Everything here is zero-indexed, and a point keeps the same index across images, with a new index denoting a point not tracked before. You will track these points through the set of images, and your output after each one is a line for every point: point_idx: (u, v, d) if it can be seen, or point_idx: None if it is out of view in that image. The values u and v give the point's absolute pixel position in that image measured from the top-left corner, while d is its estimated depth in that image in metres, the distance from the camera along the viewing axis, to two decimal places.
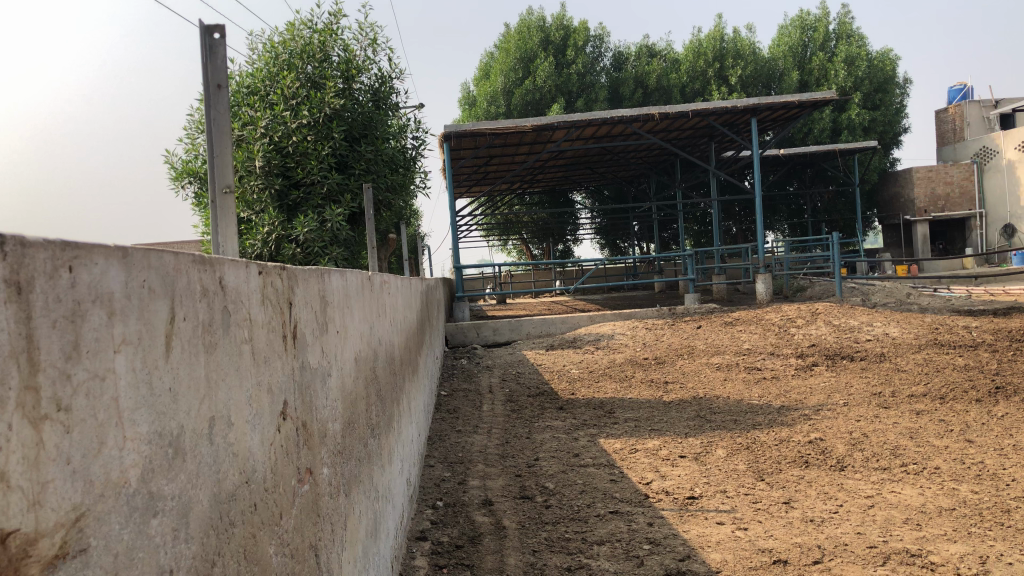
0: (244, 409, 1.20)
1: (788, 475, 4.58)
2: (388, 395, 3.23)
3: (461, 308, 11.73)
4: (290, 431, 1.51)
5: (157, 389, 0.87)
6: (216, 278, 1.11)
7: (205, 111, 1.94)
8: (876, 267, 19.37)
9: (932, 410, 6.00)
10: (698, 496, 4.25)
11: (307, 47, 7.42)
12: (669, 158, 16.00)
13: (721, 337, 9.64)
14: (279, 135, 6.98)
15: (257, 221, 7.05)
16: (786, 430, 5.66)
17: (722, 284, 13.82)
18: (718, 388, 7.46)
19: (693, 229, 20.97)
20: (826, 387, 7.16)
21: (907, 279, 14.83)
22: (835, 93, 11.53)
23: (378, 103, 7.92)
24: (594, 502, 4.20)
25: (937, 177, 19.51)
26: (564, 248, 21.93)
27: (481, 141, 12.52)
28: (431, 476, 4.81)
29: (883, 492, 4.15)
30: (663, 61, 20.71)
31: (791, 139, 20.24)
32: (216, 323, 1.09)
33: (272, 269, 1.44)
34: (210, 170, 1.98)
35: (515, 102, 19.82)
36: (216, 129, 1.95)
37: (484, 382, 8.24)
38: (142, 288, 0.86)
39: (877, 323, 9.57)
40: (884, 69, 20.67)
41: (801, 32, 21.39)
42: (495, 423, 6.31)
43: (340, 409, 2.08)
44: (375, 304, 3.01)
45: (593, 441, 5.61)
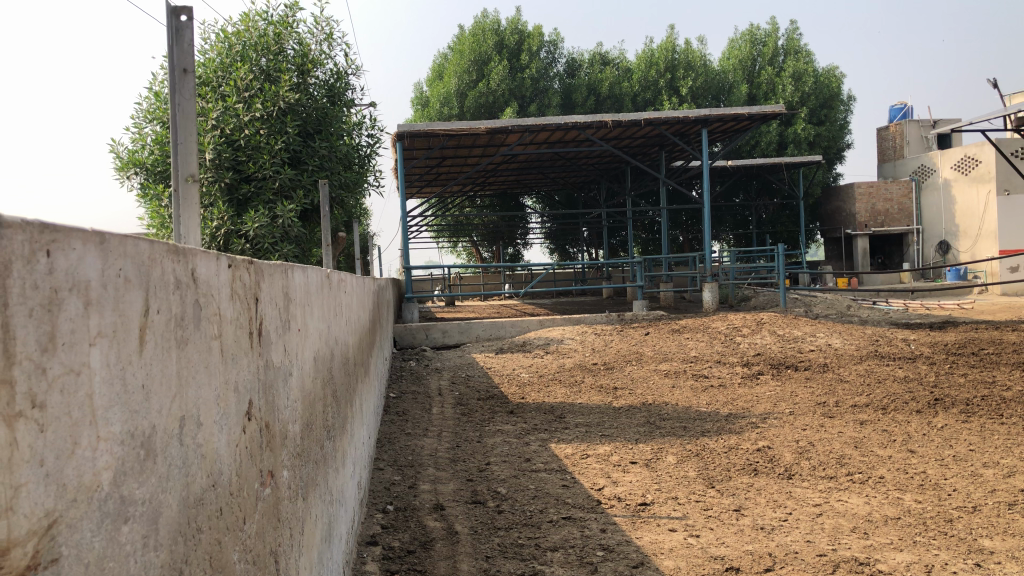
0: (212, 408, 1.13)
1: (738, 482, 4.62)
2: (342, 395, 3.16)
3: (410, 310, 11.62)
4: (254, 432, 1.45)
5: (130, 387, 0.81)
6: (189, 269, 1.04)
7: (169, 96, 1.88)
8: (817, 279, 19.82)
9: (874, 420, 6.13)
10: (650, 503, 4.26)
11: (262, 39, 7.27)
12: (620, 165, 16.14)
13: (670, 345, 9.74)
14: (231, 128, 6.84)
15: (206, 215, 6.92)
16: (734, 438, 5.73)
17: (669, 292, 13.97)
18: (666, 394, 7.52)
19: (641, 237, 21.20)
20: (772, 396, 7.27)
21: (847, 292, 15.20)
22: (783, 107, 11.75)
23: (333, 99, 7.80)
24: (547, 508, 4.18)
25: (878, 193, 20.07)
26: (513, 252, 21.97)
27: (435, 142, 12.45)
28: (381, 480, 4.73)
29: (830, 500, 4.22)
30: (615, 69, 20.93)
31: (739, 151, 20.60)
32: (189, 317, 1.03)
33: (243, 263, 1.39)
34: (173, 158, 1.90)
35: (468, 104, 19.80)
36: (179, 116, 1.89)
37: (433, 385, 8.17)
38: (119, 277, 0.80)
39: (820, 333, 9.77)
40: (830, 86, 21.18)
41: (750, 46, 21.83)
42: (446, 426, 6.26)
43: (299, 410, 2.02)
44: (332, 302, 2.94)
45: (544, 446, 5.60)
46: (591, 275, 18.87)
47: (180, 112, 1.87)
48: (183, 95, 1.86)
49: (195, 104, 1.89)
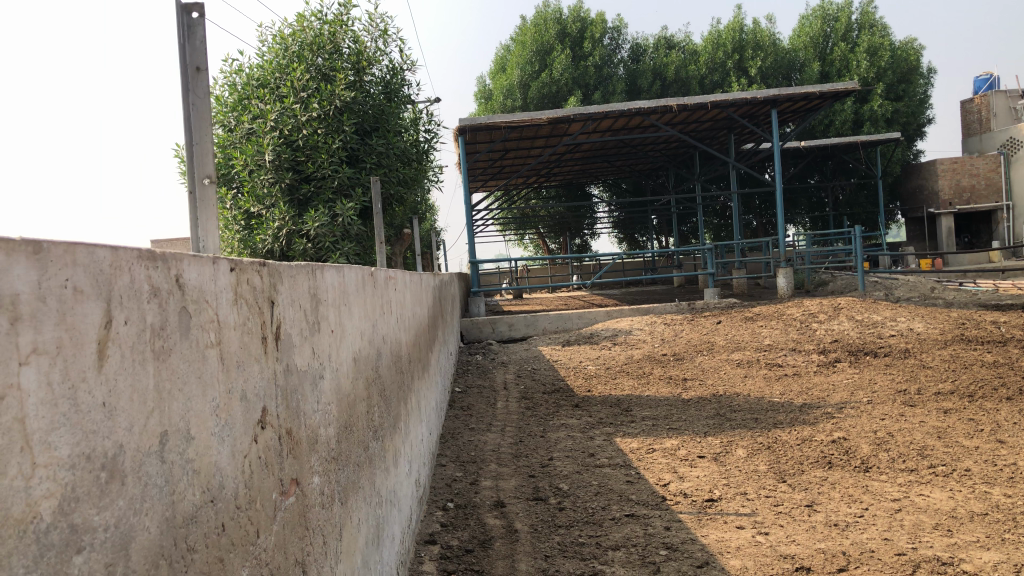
0: (208, 419, 1.08)
1: (811, 476, 4.43)
2: (393, 394, 3.12)
3: (477, 304, 11.62)
4: (271, 440, 1.39)
5: (84, 406, 0.75)
6: (171, 275, 0.99)
7: (185, 98, 1.86)
8: (899, 261, 19.03)
9: (960, 408, 5.80)
10: (717, 499, 4.11)
11: (317, 38, 7.32)
12: (688, 150, 15.79)
13: (742, 333, 9.47)
14: (289, 129, 6.94)
15: (268, 216, 7.00)
16: (808, 429, 5.50)
17: (741, 279, 13.60)
18: (738, 385, 7.31)
19: (712, 223, 20.77)
20: (850, 385, 6.97)
21: (930, 273, 14.55)
22: (857, 83, 11.28)
23: (390, 96, 7.80)
24: (610, 505, 4.07)
25: (963, 169, 19.18)
26: (581, 243, 21.81)
27: (497, 135, 12.39)
28: (443, 477, 4.70)
29: (910, 495, 3.99)
30: (682, 53, 20.53)
31: (813, 130, 19.92)
32: (173, 324, 0.98)
33: (250, 263, 1.34)
34: (189, 161, 1.89)
35: (532, 95, 19.68)
36: (195, 116, 1.88)
37: (499, 379, 8.11)
38: (64, 288, 0.74)
39: (901, 317, 9.35)
40: (908, 59, 20.31)
41: (822, 23, 21.10)
42: (509, 421, 6.20)
43: (334, 413, 1.96)
44: (378, 300, 2.89)
45: (609, 440, 5.48)
46: (660, 263, 18.58)
47: (195, 112, 1.86)
48: (197, 94, 1.86)
49: (210, 103, 1.88)
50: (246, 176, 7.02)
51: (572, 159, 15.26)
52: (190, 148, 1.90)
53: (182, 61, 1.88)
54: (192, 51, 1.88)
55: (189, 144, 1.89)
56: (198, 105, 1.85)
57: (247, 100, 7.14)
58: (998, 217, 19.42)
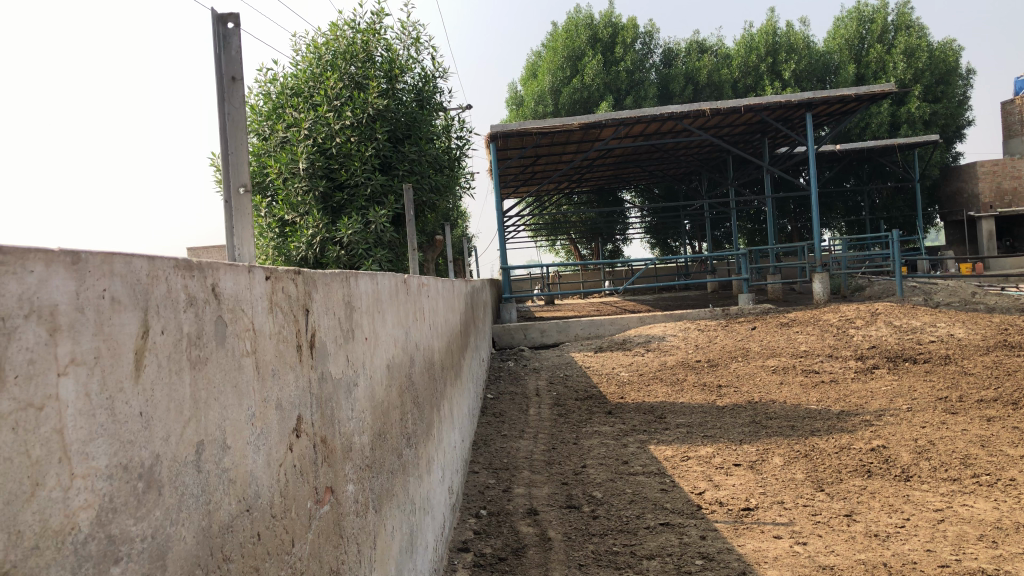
0: (244, 429, 1.08)
1: (849, 485, 4.35)
2: (427, 401, 3.12)
3: (509, 310, 11.62)
4: (306, 448, 1.39)
5: (121, 417, 0.75)
6: (207, 284, 0.99)
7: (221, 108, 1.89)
8: (938, 266, 18.69)
9: (1003, 416, 5.67)
10: (753, 508, 4.05)
11: (350, 47, 7.37)
12: (721, 155, 15.66)
13: (777, 339, 9.35)
14: (322, 137, 7.01)
15: (302, 223, 7.07)
16: (847, 437, 5.41)
17: (776, 284, 13.45)
18: (774, 392, 7.22)
19: (746, 228, 20.58)
20: (888, 391, 6.85)
21: (971, 278, 14.26)
22: (894, 85, 11.10)
23: (422, 103, 7.84)
24: (644, 513, 4.03)
25: (1003, 172, 18.80)
26: (613, 248, 21.74)
27: (529, 141, 12.39)
28: (475, 484, 4.69)
29: (953, 505, 3.90)
30: (714, 57, 20.41)
31: (848, 133, 19.67)
32: (210, 333, 0.98)
33: (285, 271, 1.34)
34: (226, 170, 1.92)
35: (563, 101, 19.65)
36: (229, 125, 1.91)
37: (531, 385, 8.09)
38: (102, 297, 0.74)
39: (941, 323, 9.17)
40: (946, 60, 19.98)
41: (857, 24, 20.85)
42: (542, 428, 6.17)
43: (368, 420, 1.96)
44: (411, 307, 2.90)
45: (643, 447, 5.43)
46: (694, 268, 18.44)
47: (230, 120, 1.89)
48: (232, 103, 1.89)
49: (245, 111, 1.90)
50: (281, 184, 7.10)
51: (604, 164, 15.21)
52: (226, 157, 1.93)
53: (218, 70, 1.91)
54: (227, 60, 1.91)
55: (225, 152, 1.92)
56: (233, 114, 1.87)
57: (281, 109, 7.23)
58: None
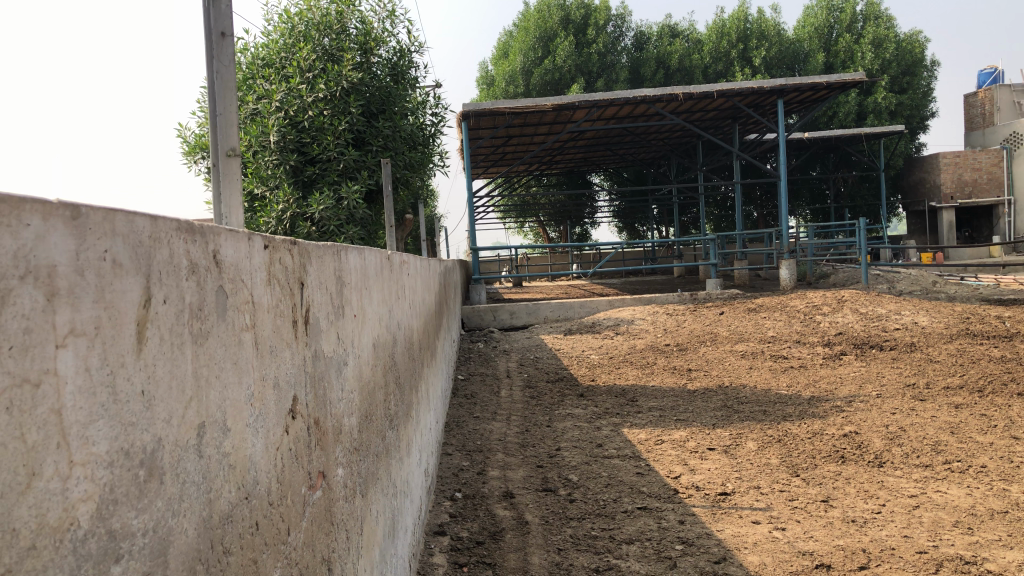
0: (243, 410, 0.99)
1: (824, 470, 4.36)
2: (407, 382, 3.04)
3: (478, 291, 11.52)
4: (301, 430, 1.31)
5: (123, 396, 0.66)
6: (209, 250, 0.90)
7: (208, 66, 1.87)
8: (900, 255, 18.94)
9: (970, 403, 5.74)
10: (731, 492, 4.04)
11: (324, 18, 7.17)
12: (691, 140, 15.67)
13: (745, 324, 9.39)
14: (294, 109, 6.83)
15: (272, 198, 6.91)
16: (818, 422, 5.43)
17: (743, 270, 13.52)
18: (744, 376, 7.24)
19: (713, 214, 20.69)
20: (857, 378, 6.90)
21: (932, 267, 14.48)
22: (864, 74, 11.14)
23: (397, 78, 7.67)
24: (621, 497, 3.99)
25: (965, 163, 19.12)
26: (581, 231, 21.72)
27: (501, 121, 12.24)
28: (449, 466, 4.62)
29: (928, 492, 3.92)
30: (685, 42, 20.38)
31: (816, 122, 19.80)
32: (211, 302, 0.89)
33: (282, 240, 1.25)
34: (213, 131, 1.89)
35: (534, 82, 19.51)
36: (219, 84, 1.87)
37: (502, 367, 8.03)
38: (103, 259, 0.65)
39: (906, 311, 9.27)
40: (913, 52, 20.17)
41: (827, 13, 20.98)
42: (514, 410, 6.12)
43: (356, 401, 1.87)
44: (394, 285, 2.81)
45: (617, 430, 5.41)
46: (661, 252, 18.51)
47: (220, 81, 1.85)
48: (222, 61, 1.85)
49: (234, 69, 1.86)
50: (250, 157, 6.93)
51: (575, 146, 15.13)
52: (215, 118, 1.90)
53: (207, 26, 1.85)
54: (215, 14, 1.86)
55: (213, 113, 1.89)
56: (222, 72, 1.85)
57: (251, 80, 7.04)
58: (1000, 212, 19.38)
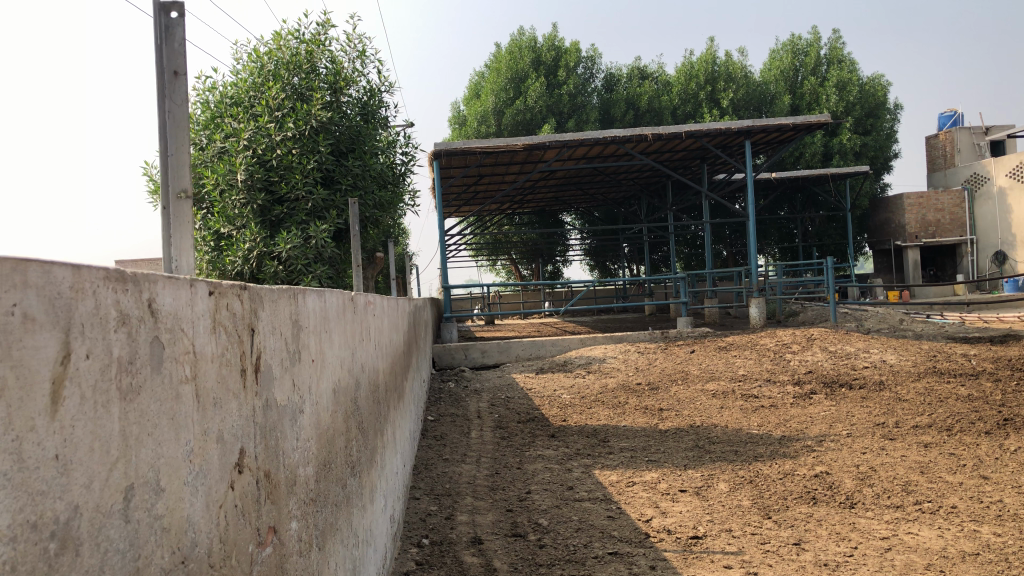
0: (180, 466, 0.93)
1: (796, 512, 4.32)
2: (371, 426, 2.97)
3: (450, 329, 11.45)
4: (248, 484, 1.24)
5: (29, 460, 0.60)
6: (143, 298, 0.85)
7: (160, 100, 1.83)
8: (866, 293, 19.17)
9: (939, 442, 5.76)
10: (702, 536, 3.98)
11: (293, 57, 7.19)
12: (661, 179, 15.83)
13: (716, 363, 9.41)
14: (263, 148, 6.80)
15: (239, 237, 6.83)
16: (789, 462, 5.41)
17: (713, 308, 13.58)
18: (715, 416, 7.21)
19: (683, 252, 20.86)
20: (827, 417, 6.90)
21: (899, 305, 14.66)
22: (828, 115, 11.34)
23: (367, 117, 7.68)
24: (591, 542, 3.92)
25: (928, 204, 19.49)
26: (553, 269, 21.78)
27: (472, 160, 12.29)
28: (417, 511, 4.52)
29: (899, 533, 3.90)
30: (654, 83, 20.74)
31: (782, 163, 20.13)
32: (144, 355, 0.84)
33: (230, 286, 1.20)
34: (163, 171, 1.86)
35: (506, 122, 19.67)
36: (170, 123, 1.84)
37: (472, 407, 7.94)
38: (12, 313, 0.60)
39: (874, 349, 9.34)
40: (875, 95, 20.65)
41: (792, 57, 21.47)
42: (484, 451, 6.03)
43: (312, 450, 1.81)
44: (358, 327, 2.76)
45: (587, 472, 5.35)
46: (632, 290, 18.57)
47: (172, 120, 1.81)
48: (174, 99, 1.82)
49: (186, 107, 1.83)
50: (217, 196, 6.87)
51: (546, 185, 15.22)
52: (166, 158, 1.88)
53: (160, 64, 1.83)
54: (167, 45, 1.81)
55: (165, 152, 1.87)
56: (174, 110, 1.80)
57: (219, 119, 7.04)
58: (964, 251, 19.76)
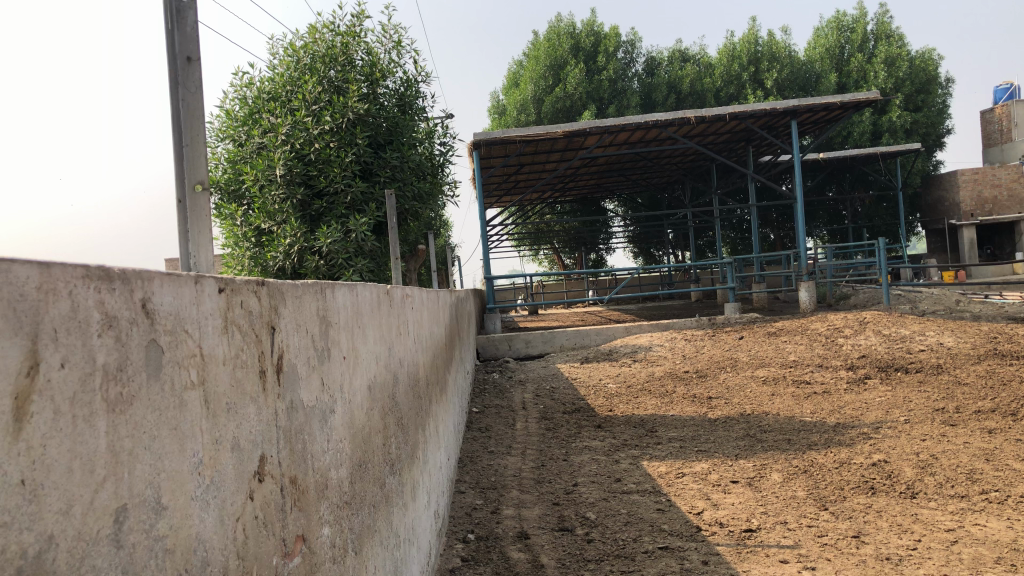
0: (187, 479, 0.86)
1: (853, 503, 4.15)
2: (411, 422, 2.89)
3: (493, 320, 11.38)
4: (272, 491, 1.17)
5: None
6: (137, 298, 0.77)
7: (173, 88, 1.83)
8: (920, 273, 18.63)
9: (1004, 428, 5.52)
10: (756, 529, 3.84)
11: (329, 50, 7.15)
12: (705, 163, 15.54)
13: (766, 349, 9.19)
14: (301, 142, 6.78)
15: (280, 232, 6.84)
16: (846, 451, 5.23)
17: (762, 293, 13.29)
18: (766, 404, 7.01)
19: (729, 237, 20.52)
20: (883, 403, 6.67)
21: (955, 286, 14.20)
22: (878, 92, 10.96)
23: (405, 109, 7.63)
24: (641, 537, 3.81)
25: (984, 180, 18.86)
26: (596, 257, 21.62)
27: (512, 150, 12.18)
28: (462, 505, 4.45)
29: (965, 525, 3.71)
30: (697, 66, 20.38)
31: (830, 142, 19.63)
32: (137, 361, 0.76)
33: (245, 282, 1.12)
34: (177, 164, 1.84)
35: (545, 110, 19.49)
36: (184, 111, 1.84)
37: (517, 398, 7.87)
38: None
39: (930, 332, 9.03)
40: (926, 70, 20.04)
41: (838, 34, 20.93)
42: (530, 443, 5.96)
43: (346, 450, 1.73)
44: (395, 320, 2.68)
45: (636, 464, 5.22)
46: (678, 277, 18.31)
47: (185, 107, 1.81)
48: (187, 87, 1.83)
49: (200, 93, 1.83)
50: (257, 192, 6.89)
51: (588, 173, 15.05)
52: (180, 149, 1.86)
53: (171, 49, 1.83)
54: (179, 31, 1.83)
55: (178, 143, 1.84)
56: (188, 98, 1.81)
57: (257, 114, 7.05)
58: (1022, 228, 19.11)
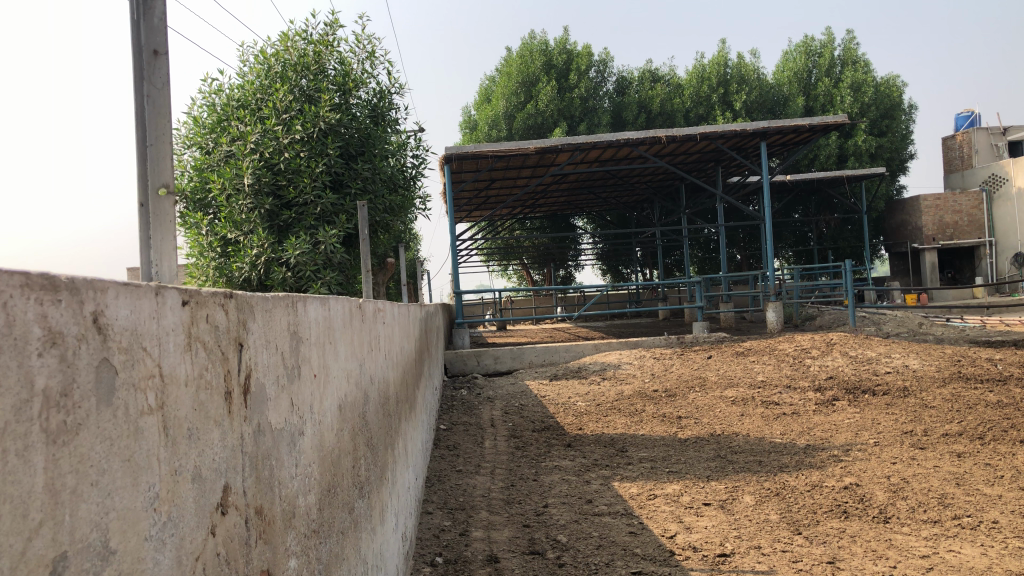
0: (142, 513, 0.75)
1: (827, 527, 4.11)
2: (381, 442, 2.79)
3: (461, 336, 11.26)
4: (237, 524, 1.07)
5: None
6: (88, 312, 0.67)
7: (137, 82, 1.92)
8: (884, 296, 18.89)
9: (973, 451, 5.53)
10: (730, 553, 3.77)
11: (301, 58, 7.08)
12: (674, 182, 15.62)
13: (734, 369, 9.17)
14: (270, 151, 6.65)
15: (245, 242, 6.70)
16: (816, 473, 5.19)
17: (730, 313, 13.34)
18: (736, 424, 6.97)
19: (697, 255, 20.65)
20: (853, 425, 6.67)
21: (917, 309, 14.39)
22: (846, 115, 11.06)
23: (376, 120, 7.53)
24: (614, 560, 3.72)
25: (945, 205, 19.21)
26: (564, 274, 21.61)
27: (483, 164, 12.12)
28: (430, 526, 4.33)
29: (940, 551, 3.67)
30: (666, 86, 20.51)
31: (796, 165, 19.88)
32: (86, 385, 0.66)
33: (212, 295, 1.02)
34: (142, 165, 1.91)
35: (517, 126, 19.50)
36: (150, 106, 1.92)
37: (485, 416, 7.75)
38: None
39: (896, 354, 9.09)
40: (891, 95, 20.36)
41: (806, 58, 21.25)
42: (499, 462, 5.84)
43: (315, 475, 1.63)
44: (366, 337, 2.57)
45: (606, 484, 5.15)
46: (646, 294, 18.35)
47: (151, 105, 1.90)
48: (153, 83, 1.92)
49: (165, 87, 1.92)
50: (224, 201, 6.72)
51: (558, 190, 15.06)
52: (144, 147, 1.93)
53: (137, 43, 1.91)
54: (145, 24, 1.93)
55: (143, 142, 1.92)
56: (153, 93, 1.90)
57: (225, 122, 6.91)
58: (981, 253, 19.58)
